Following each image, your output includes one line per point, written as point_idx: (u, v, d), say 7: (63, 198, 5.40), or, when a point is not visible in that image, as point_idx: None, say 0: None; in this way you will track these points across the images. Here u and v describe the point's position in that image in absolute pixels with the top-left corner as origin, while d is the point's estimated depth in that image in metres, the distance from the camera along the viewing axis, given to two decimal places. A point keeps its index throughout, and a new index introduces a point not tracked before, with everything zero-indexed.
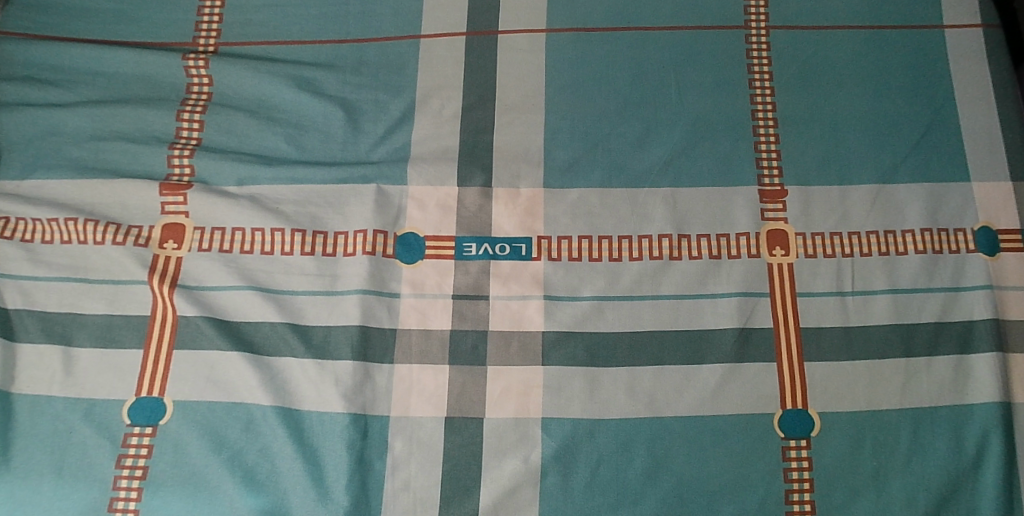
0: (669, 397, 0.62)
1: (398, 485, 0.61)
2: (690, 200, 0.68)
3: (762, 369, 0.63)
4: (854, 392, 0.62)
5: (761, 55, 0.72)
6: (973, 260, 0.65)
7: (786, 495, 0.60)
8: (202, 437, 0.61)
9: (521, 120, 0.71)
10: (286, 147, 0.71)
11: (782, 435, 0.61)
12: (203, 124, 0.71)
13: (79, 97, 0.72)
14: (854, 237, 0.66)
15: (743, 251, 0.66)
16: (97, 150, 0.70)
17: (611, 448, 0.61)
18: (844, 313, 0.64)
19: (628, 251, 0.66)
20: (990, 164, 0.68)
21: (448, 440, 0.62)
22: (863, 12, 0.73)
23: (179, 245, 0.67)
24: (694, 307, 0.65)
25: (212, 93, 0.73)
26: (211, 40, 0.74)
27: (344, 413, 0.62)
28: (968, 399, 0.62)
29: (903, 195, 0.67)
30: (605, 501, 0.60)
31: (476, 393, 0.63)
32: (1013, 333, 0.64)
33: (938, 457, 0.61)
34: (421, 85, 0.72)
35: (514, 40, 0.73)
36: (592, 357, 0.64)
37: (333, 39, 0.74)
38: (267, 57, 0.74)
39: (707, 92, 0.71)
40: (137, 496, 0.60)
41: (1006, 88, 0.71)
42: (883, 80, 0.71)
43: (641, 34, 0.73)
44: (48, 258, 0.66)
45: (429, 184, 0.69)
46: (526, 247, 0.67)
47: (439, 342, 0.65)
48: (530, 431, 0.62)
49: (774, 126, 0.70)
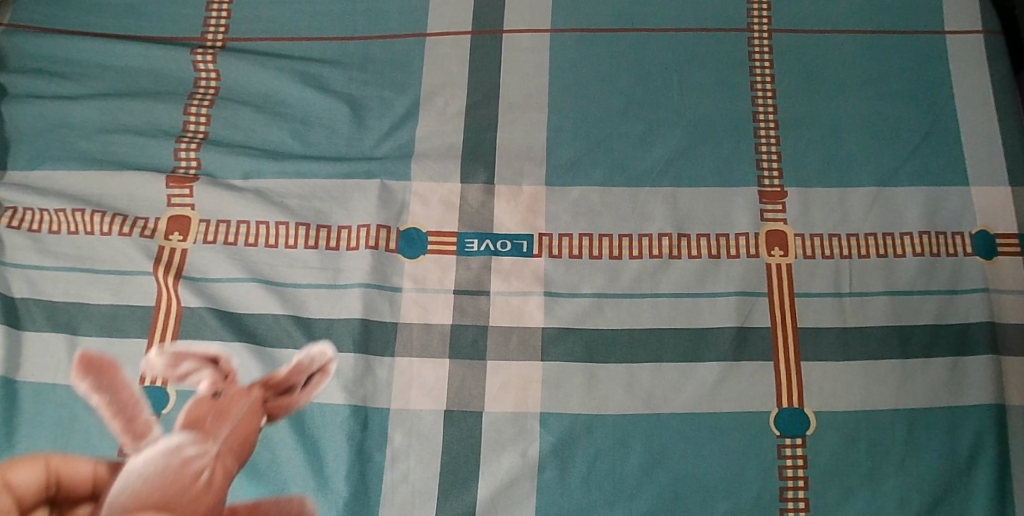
0: (667, 394, 0.63)
1: (397, 477, 0.62)
2: (690, 199, 0.68)
3: (759, 368, 0.64)
4: (849, 391, 0.63)
5: (763, 57, 0.73)
6: (970, 263, 0.66)
7: (781, 492, 0.61)
8: None
9: (525, 118, 0.71)
10: (291, 142, 0.72)
11: (778, 433, 0.62)
12: (210, 117, 0.72)
13: (88, 90, 0.73)
14: (852, 238, 0.67)
15: (742, 250, 0.67)
16: (104, 142, 0.71)
17: (608, 444, 0.62)
18: (842, 313, 0.65)
19: (628, 249, 0.67)
20: (990, 168, 0.69)
21: (447, 433, 0.63)
22: (864, 16, 0.74)
23: (184, 237, 0.68)
24: (693, 305, 0.65)
25: (219, 88, 0.73)
26: (219, 36, 0.75)
27: (344, 405, 0.63)
28: (963, 401, 0.63)
29: (901, 198, 0.68)
30: (601, 496, 0.61)
31: (476, 387, 0.64)
32: (1010, 337, 0.65)
33: (931, 456, 0.61)
34: (426, 83, 0.73)
35: (518, 39, 0.74)
36: (591, 353, 0.64)
37: (340, 35, 0.75)
38: (274, 53, 0.75)
39: (709, 93, 0.72)
40: None
41: (1006, 94, 0.71)
42: (884, 84, 0.72)
43: (644, 35, 0.74)
44: (55, 248, 0.67)
45: (432, 180, 0.70)
46: (527, 243, 0.67)
47: (439, 336, 0.65)
48: (529, 425, 0.63)
49: (775, 127, 0.71)
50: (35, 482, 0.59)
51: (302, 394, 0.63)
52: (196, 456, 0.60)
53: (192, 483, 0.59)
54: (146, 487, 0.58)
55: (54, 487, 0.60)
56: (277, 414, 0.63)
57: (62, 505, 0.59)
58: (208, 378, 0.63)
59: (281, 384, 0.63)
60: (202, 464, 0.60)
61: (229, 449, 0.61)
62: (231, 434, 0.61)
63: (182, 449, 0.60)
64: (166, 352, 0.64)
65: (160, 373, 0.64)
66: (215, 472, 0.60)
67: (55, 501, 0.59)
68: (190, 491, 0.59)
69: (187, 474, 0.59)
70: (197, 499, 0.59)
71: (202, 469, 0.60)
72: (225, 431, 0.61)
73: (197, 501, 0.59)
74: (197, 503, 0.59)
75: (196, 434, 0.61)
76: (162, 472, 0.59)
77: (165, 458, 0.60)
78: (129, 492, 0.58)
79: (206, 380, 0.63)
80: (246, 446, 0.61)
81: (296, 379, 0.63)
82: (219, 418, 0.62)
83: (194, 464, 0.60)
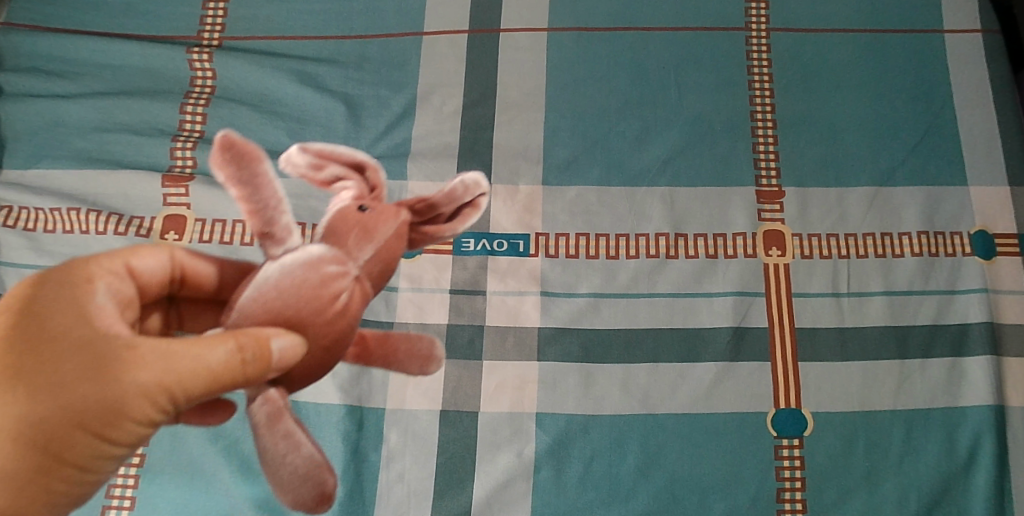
0: (663, 395, 0.63)
1: (393, 476, 0.62)
2: (688, 199, 0.68)
3: (756, 368, 0.63)
4: (846, 391, 0.63)
5: (761, 57, 0.73)
6: (969, 263, 0.66)
7: (778, 493, 0.60)
8: (199, 426, 0.62)
9: (522, 117, 0.71)
10: (286, 139, 0.70)
11: (775, 434, 0.62)
12: (206, 116, 0.72)
13: (84, 89, 0.73)
14: (850, 238, 0.67)
15: (740, 250, 0.66)
16: (100, 141, 0.71)
17: (604, 444, 0.62)
18: (839, 313, 0.65)
19: (625, 248, 0.67)
20: (989, 168, 0.69)
21: (443, 433, 0.62)
22: (863, 15, 0.74)
23: (180, 236, 0.67)
24: (690, 305, 0.65)
25: (216, 86, 0.73)
26: (215, 35, 0.75)
27: (340, 405, 0.62)
28: (962, 402, 0.62)
29: (900, 198, 0.68)
30: (597, 496, 0.61)
31: (471, 387, 0.64)
32: (1009, 337, 0.64)
33: (930, 458, 0.61)
34: (423, 82, 0.73)
35: (515, 39, 0.74)
36: (587, 353, 0.64)
37: (337, 34, 0.75)
38: (271, 52, 0.74)
39: (707, 92, 0.72)
40: (134, 483, 0.61)
41: (1004, 95, 0.71)
42: (882, 83, 0.71)
43: (642, 35, 0.74)
44: (50, 247, 0.67)
45: (429, 180, 0.69)
46: (523, 243, 0.67)
47: (435, 336, 0.65)
48: (525, 426, 0.62)
49: (774, 126, 0.70)
50: (162, 273, 0.50)
51: (447, 225, 0.67)
52: (336, 274, 0.52)
53: (335, 302, 0.51)
54: (279, 295, 0.49)
55: (174, 284, 0.52)
56: (418, 242, 0.65)
57: (181, 302, 0.54)
58: (354, 189, 0.64)
59: (427, 210, 0.66)
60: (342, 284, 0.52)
61: (366, 273, 0.56)
62: (377, 250, 0.58)
63: (322, 266, 0.51)
64: (315, 162, 0.66)
65: (305, 173, 0.66)
66: (353, 296, 0.54)
67: (174, 298, 0.54)
68: (325, 313, 0.51)
69: (321, 294, 0.50)
70: (336, 322, 0.52)
71: (344, 290, 0.52)
72: (370, 248, 0.57)
73: (334, 322, 0.52)
74: (331, 325, 0.52)
75: (332, 248, 0.54)
76: (291, 283, 0.49)
77: (299, 269, 0.50)
78: (256, 300, 0.49)
79: (353, 192, 0.63)
80: (386, 270, 0.59)
81: (439, 209, 0.67)
82: (364, 233, 0.57)
83: (334, 284, 0.51)
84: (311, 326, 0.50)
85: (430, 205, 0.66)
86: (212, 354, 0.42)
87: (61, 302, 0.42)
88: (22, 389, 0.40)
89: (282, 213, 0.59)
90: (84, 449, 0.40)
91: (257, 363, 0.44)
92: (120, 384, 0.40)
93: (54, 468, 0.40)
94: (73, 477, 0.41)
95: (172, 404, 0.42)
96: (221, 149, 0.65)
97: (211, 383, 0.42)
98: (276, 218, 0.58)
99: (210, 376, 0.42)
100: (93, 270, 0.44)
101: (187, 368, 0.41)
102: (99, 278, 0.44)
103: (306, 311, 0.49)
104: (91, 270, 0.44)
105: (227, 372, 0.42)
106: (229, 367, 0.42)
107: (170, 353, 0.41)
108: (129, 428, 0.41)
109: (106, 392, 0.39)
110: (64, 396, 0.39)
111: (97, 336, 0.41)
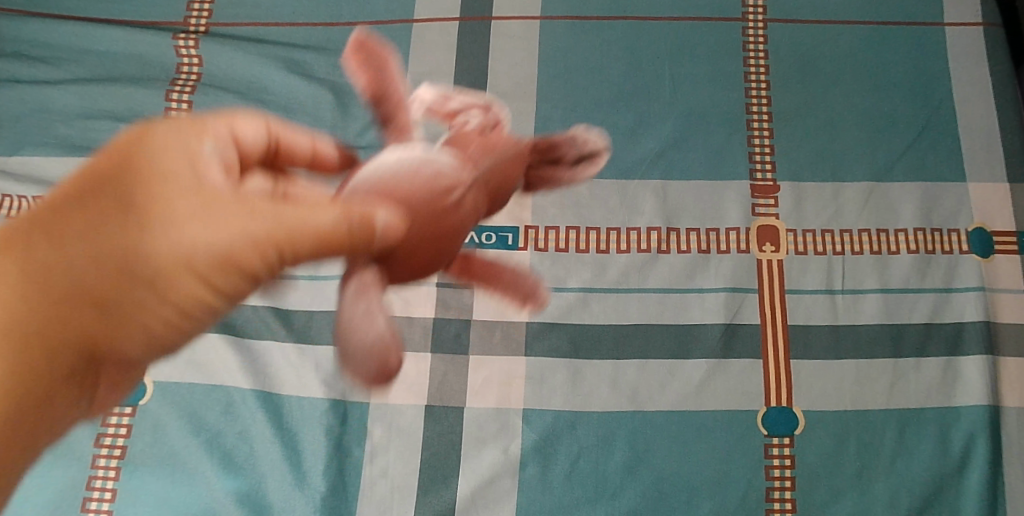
0: (651, 392, 0.62)
1: (376, 472, 0.61)
2: (680, 193, 0.67)
3: (747, 366, 0.62)
4: (839, 390, 0.62)
5: (758, 48, 0.71)
6: (967, 260, 0.64)
7: (766, 493, 0.59)
8: (182, 419, 0.61)
9: (513, 108, 0.70)
10: None
11: (766, 432, 0.61)
12: (191, 104, 0.70)
13: (68, 75, 0.72)
14: (845, 234, 0.65)
15: (732, 246, 0.65)
16: (84, 128, 0.70)
17: (591, 441, 0.61)
18: (833, 311, 0.64)
19: (616, 243, 0.66)
20: (988, 165, 0.67)
21: (428, 429, 0.62)
22: (863, 7, 0.72)
23: None
24: (681, 301, 0.64)
25: (201, 74, 0.72)
26: (202, 21, 0.73)
27: (323, 398, 0.62)
28: (956, 402, 0.61)
29: (897, 194, 0.66)
30: (583, 494, 0.60)
31: (457, 382, 0.63)
32: (1005, 337, 0.63)
33: (922, 458, 0.60)
34: (412, 70, 0.71)
35: (507, 27, 0.72)
36: (576, 348, 0.63)
37: (325, 22, 0.73)
38: (258, 39, 0.73)
39: (702, 84, 0.70)
40: (115, 475, 0.60)
41: (1006, 90, 0.70)
42: (881, 76, 0.70)
43: (636, 25, 0.72)
44: None
45: None
46: (512, 236, 0.66)
47: (421, 330, 0.64)
48: (511, 422, 0.61)
49: (769, 120, 0.69)
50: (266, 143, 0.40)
51: (568, 176, 0.42)
52: (454, 171, 0.34)
53: (445, 202, 0.33)
54: (395, 181, 0.33)
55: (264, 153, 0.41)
56: (540, 186, 0.41)
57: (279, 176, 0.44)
58: (478, 114, 0.40)
59: (548, 150, 0.40)
60: (460, 182, 0.34)
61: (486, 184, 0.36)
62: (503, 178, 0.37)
63: (436, 159, 0.33)
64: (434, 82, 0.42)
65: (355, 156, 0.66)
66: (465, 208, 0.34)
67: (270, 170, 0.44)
68: (442, 214, 0.33)
69: (437, 187, 0.33)
70: (440, 237, 0.33)
71: (462, 196, 0.33)
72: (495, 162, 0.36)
73: (433, 236, 0.33)
74: (432, 242, 0.33)
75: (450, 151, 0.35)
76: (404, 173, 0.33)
77: (410, 162, 0.33)
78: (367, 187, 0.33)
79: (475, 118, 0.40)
80: (501, 195, 0.38)
81: (564, 150, 0.41)
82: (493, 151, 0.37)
83: (445, 175, 0.33)
84: (413, 227, 0.32)
85: (553, 144, 0.41)
86: (318, 215, 0.31)
87: (171, 141, 0.34)
88: (111, 231, 0.32)
89: (407, 104, 0.39)
90: (149, 306, 0.32)
91: (366, 235, 0.30)
92: (218, 232, 0.30)
93: (120, 319, 0.33)
94: (136, 337, 0.33)
95: (272, 267, 0.32)
96: (356, 43, 0.40)
97: (322, 249, 0.31)
98: (399, 107, 0.39)
99: (319, 241, 0.31)
100: (210, 123, 0.36)
101: (294, 225, 0.30)
102: (208, 133, 0.35)
103: (417, 202, 0.32)
104: (202, 124, 0.36)
105: (340, 238, 0.30)
106: (337, 230, 0.30)
107: (280, 208, 0.31)
108: (189, 284, 0.31)
109: (207, 242, 0.30)
110: (164, 242, 0.31)
111: (206, 185, 0.32)
